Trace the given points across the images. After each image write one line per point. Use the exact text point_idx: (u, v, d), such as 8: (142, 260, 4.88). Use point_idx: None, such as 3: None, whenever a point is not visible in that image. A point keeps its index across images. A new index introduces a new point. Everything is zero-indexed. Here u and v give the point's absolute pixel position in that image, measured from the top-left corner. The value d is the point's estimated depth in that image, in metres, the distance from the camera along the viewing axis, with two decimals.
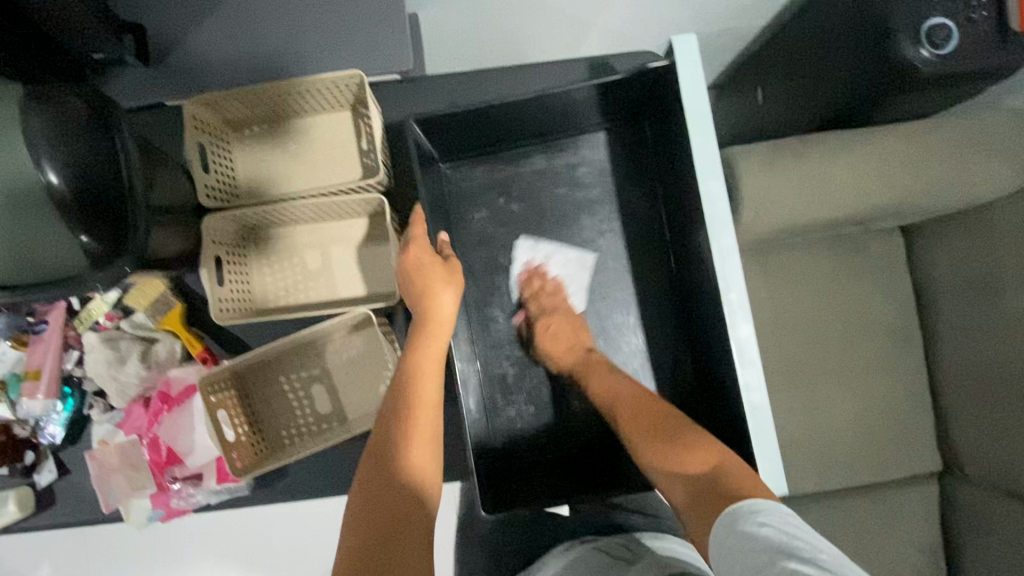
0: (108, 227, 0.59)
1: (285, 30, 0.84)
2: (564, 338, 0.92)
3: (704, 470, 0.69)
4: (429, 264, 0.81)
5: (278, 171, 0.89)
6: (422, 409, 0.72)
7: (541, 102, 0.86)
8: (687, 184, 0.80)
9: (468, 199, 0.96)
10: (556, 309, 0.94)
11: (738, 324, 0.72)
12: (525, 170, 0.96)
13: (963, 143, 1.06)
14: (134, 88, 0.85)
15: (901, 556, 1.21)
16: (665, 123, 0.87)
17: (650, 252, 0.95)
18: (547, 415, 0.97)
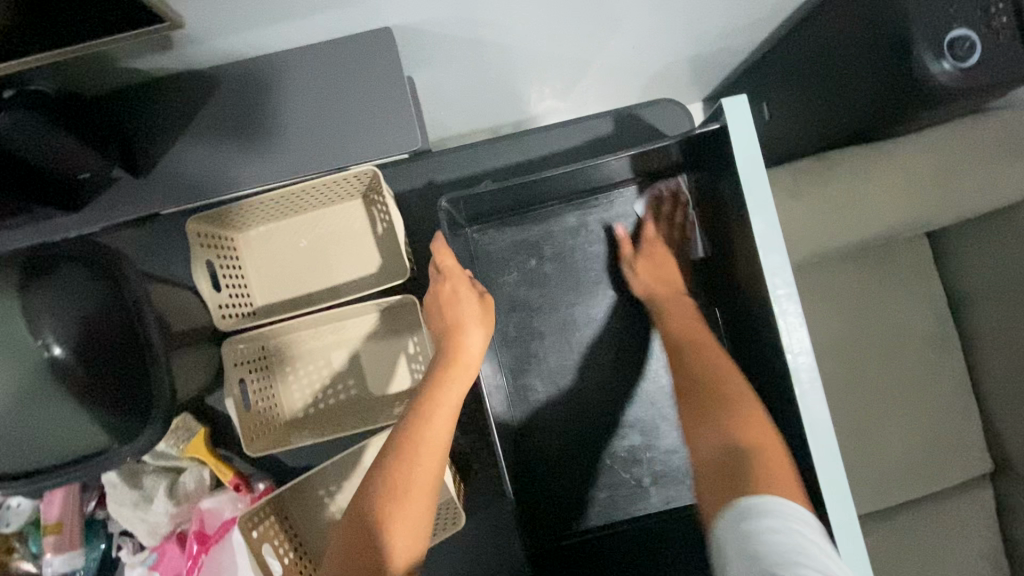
0: (132, 395, 0.55)
1: (279, 124, 0.78)
2: (663, 275, 0.85)
3: (742, 439, 0.64)
4: (453, 301, 0.72)
5: (292, 272, 0.84)
6: (425, 457, 0.62)
7: (577, 173, 0.80)
8: (731, 241, 0.76)
9: (498, 263, 0.88)
10: (664, 243, 0.88)
11: (807, 405, 0.65)
12: (557, 229, 0.89)
13: (983, 150, 1.04)
14: (120, 201, 0.79)
15: (967, 569, 1.15)
16: (704, 178, 0.80)
17: (694, 307, 0.88)
18: (591, 492, 0.86)
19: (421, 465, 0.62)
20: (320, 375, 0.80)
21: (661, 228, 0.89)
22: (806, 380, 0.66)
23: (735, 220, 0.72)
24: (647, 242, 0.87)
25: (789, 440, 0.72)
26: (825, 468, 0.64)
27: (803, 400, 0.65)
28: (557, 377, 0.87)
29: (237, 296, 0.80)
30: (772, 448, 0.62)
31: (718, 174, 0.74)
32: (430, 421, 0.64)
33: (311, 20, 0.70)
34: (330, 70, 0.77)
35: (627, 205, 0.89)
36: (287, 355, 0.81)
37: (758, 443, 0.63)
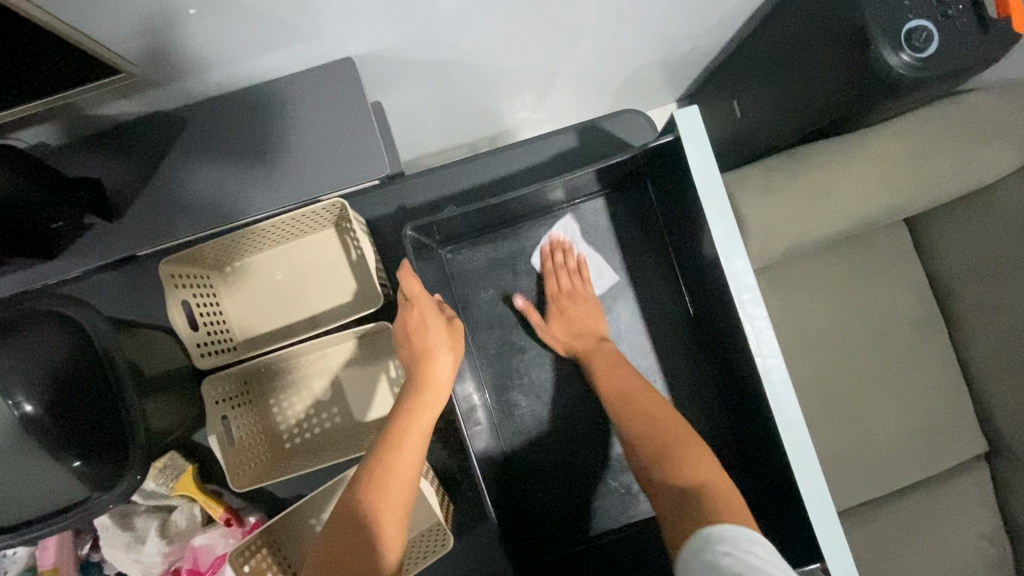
0: (107, 447, 0.56)
1: (246, 161, 0.79)
2: (581, 326, 0.85)
3: (691, 481, 0.64)
4: (423, 327, 0.72)
5: (270, 305, 0.84)
6: (400, 485, 0.64)
7: (545, 189, 0.81)
8: (698, 247, 0.77)
9: (474, 283, 0.89)
10: (575, 293, 0.88)
11: (782, 407, 0.66)
12: (529, 245, 0.90)
13: (950, 135, 1.05)
14: (96, 246, 0.80)
15: (968, 550, 1.15)
16: (668, 184, 0.81)
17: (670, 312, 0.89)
18: (580, 501, 0.87)
19: (393, 495, 0.63)
20: (303, 406, 0.81)
21: (560, 281, 0.88)
22: (779, 382, 0.67)
23: (700, 226, 0.73)
24: (558, 303, 0.87)
25: (770, 439, 0.72)
26: (804, 467, 0.65)
27: (778, 402, 0.66)
28: (539, 390, 0.88)
29: (217, 334, 0.81)
30: (721, 484, 0.63)
31: (679, 181, 0.75)
32: (402, 448, 0.66)
33: (268, 57, 0.71)
34: (292, 104, 0.78)
35: (596, 217, 0.90)
36: (270, 388, 0.81)
37: (708, 480, 0.64)
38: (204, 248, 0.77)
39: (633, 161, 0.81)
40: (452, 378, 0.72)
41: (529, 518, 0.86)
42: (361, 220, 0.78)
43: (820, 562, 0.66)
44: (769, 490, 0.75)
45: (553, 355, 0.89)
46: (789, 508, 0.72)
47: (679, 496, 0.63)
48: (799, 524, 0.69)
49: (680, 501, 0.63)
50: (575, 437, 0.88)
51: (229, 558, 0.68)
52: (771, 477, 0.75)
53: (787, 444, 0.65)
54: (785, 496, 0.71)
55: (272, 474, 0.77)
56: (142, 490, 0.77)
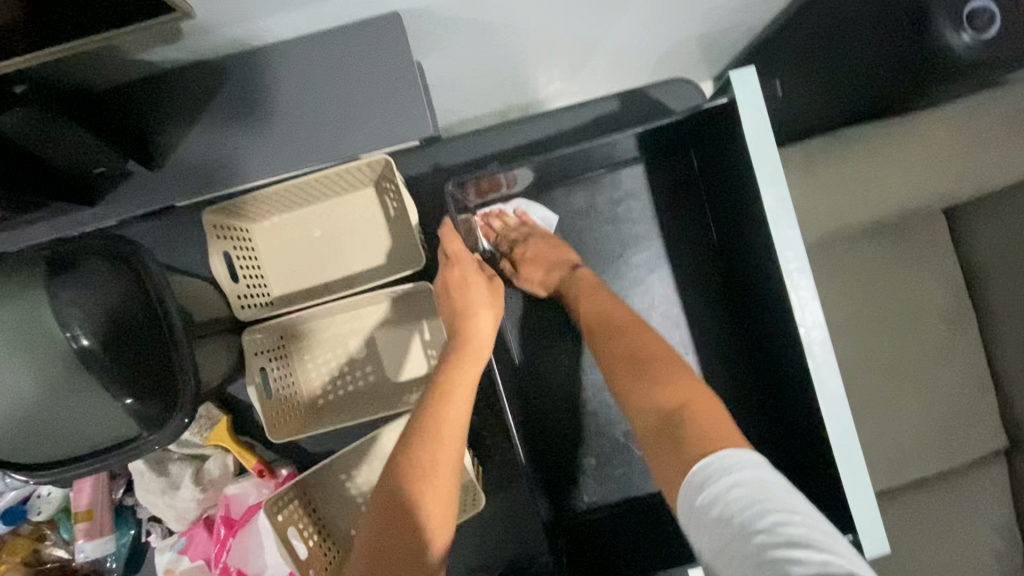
0: (158, 386, 0.56)
1: (288, 112, 0.78)
2: (545, 260, 0.84)
3: (668, 402, 0.62)
4: (467, 284, 0.74)
5: (306, 261, 0.84)
6: (448, 435, 0.63)
7: (588, 152, 0.79)
8: (741, 220, 0.75)
9: (509, 248, 0.88)
10: (529, 236, 0.86)
11: (822, 381, 0.65)
12: (567, 211, 0.89)
13: (999, 123, 1.02)
14: (136, 195, 0.80)
15: (982, 542, 1.15)
16: (713, 153, 0.79)
17: (706, 287, 0.88)
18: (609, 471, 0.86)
19: (445, 441, 0.63)
20: (336, 363, 0.82)
21: (510, 239, 0.88)
22: (821, 355, 0.66)
23: (747, 197, 0.71)
24: (516, 253, 0.85)
25: (806, 416, 0.72)
26: (841, 442, 0.65)
27: (819, 375, 0.65)
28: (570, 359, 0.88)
29: (254, 287, 0.81)
30: (701, 400, 0.61)
31: (728, 148, 0.74)
32: (451, 400, 0.65)
33: (320, 7, 0.70)
34: (338, 53, 0.76)
35: (635, 184, 0.88)
36: (304, 343, 0.81)
37: (686, 402, 0.62)
38: (246, 199, 0.76)
39: (679, 126, 0.79)
40: (494, 334, 0.72)
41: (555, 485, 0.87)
42: (403, 176, 0.77)
43: (852, 535, 0.66)
44: (803, 465, 0.75)
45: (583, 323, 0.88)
46: (819, 484, 0.72)
47: (653, 419, 0.62)
48: (832, 499, 0.69)
49: (659, 425, 0.61)
50: (599, 405, 0.87)
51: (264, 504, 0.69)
52: (802, 453, 0.76)
53: (826, 417, 0.65)
54: (819, 473, 0.71)
55: (307, 426, 0.78)
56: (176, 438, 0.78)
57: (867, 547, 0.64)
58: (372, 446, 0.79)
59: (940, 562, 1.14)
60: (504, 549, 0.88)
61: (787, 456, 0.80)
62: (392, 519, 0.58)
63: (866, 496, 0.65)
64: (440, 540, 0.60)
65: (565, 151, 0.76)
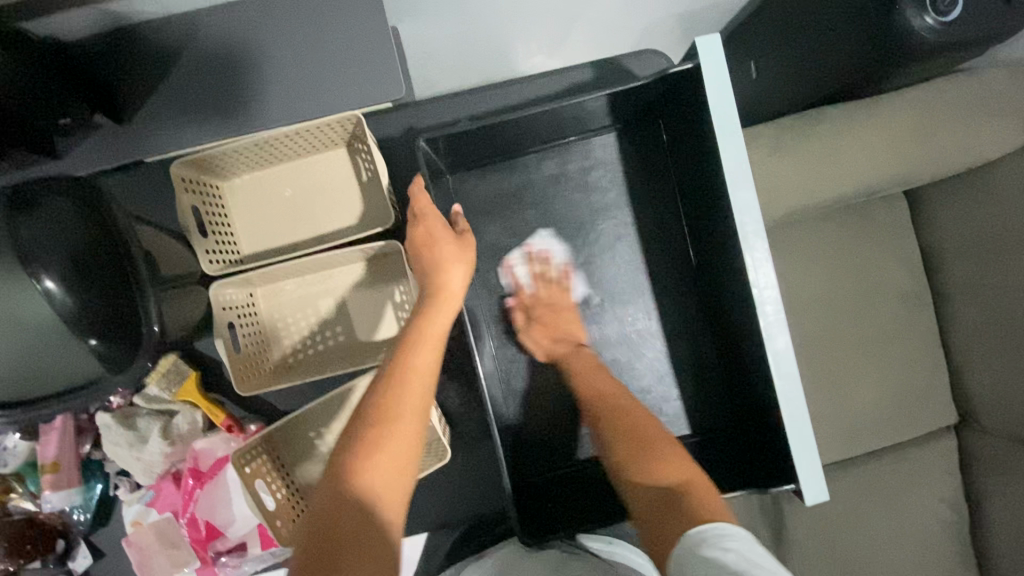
0: (118, 326, 0.57)
1: (259, 69, 0.77)
2: (559, 329, 0.87)
3: (672, 480, 0.64)
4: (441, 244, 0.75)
5: (278, 220, 0.84)
6: (414, 380, 0.64)
7: (557, 111, 0.80)
8: (706, 188, 0.77)
9: (480, 210, 0.89)
10: (553, 305, 0.88)
11: (772, 338, 0.69)
12: (537, 177, 0.90)
13: (960, 108, 1.05)
14: (102, 148, 0.80)
15: (928, 510, 1.22)
16: (680, 121, 0.81)
17: (671, 254, 0.90)
18: (572, 428, 0.89)
19: (411, 388, 0.64)
20: (307, 323, 0.82)
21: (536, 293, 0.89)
22: (771, 313, 0.69)
23: (710, 166, 0.74)
24: (533, 312, 0.88)
25: (758, 377, 0.75)
26: (790, 396, 0.68)
27: (769, 332, 0.69)
28: (537, 323, 0.90)
29: (224, 244, 0.81)
30: (701, 483, 0.63)
31: (693, 114, 0.76)
32: (418, 347, 0.67)
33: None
34: (312, 11, 0.77)
35: (606, 152, 0.90)
36: (275, 302, 0.82)
37: (688, 479, 0.64)
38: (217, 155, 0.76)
39: (648, 93, 0.81)
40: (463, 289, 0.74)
41: (514, 437, 0.89)
42: (373, 135, 0.77)
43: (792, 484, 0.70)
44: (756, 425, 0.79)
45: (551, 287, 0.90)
46: (768, 439, 0.76)
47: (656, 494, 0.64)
48: (778, 452, 0.73)
49: (659, 503, 0.63)
50: (562, 368, 0.89)
51: (231, 456, 0.70)
52: (754, 414, 0.80)
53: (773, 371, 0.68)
54: (770, 432, 0.75)
55: (276, 381, 0.79)
56: (144, 394, 0.79)
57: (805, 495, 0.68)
58: (341, 404, 0.80)
59: (890, 528, 1.21)
60: (473, 505, 0.91)
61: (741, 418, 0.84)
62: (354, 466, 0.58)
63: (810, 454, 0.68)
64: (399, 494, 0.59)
65: (536, 112, 0.78)
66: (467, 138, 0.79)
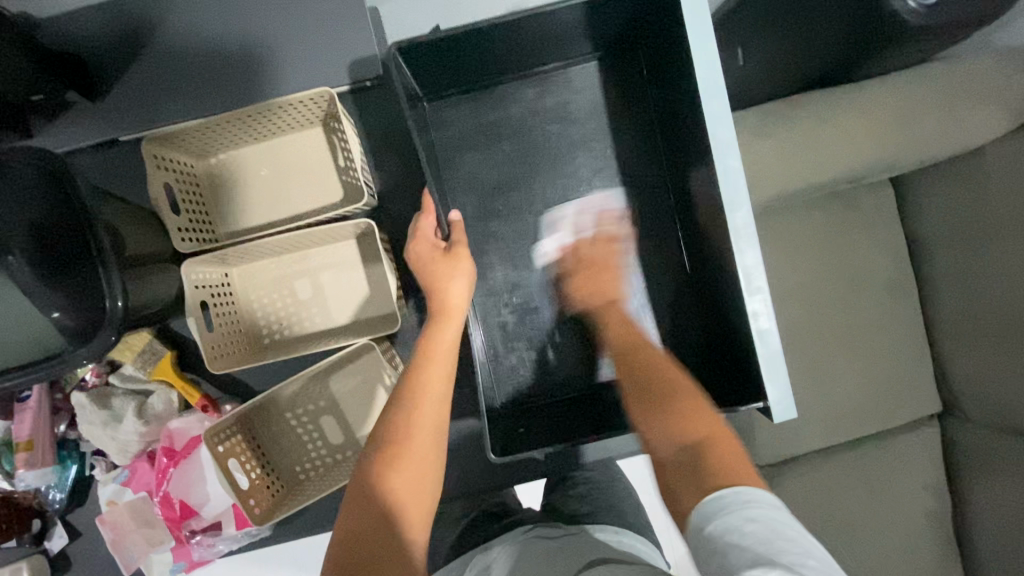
0: (82, 297, 0.56)
1: (235, 49, 0.78)
2: (597, 284, 0.85)
3: (695, 434, 0.60)
4: (432, 255, 0.74)
5: (253, 200, 0.84)
6: (430, 395, 0.62)
7: (530, 27, 0.79)
8: (692, 151, 0.78)
9: (459, 142, 0.92)
10: (601, 259, 0.87)
11: (742, 252, 0.71)
12: (515, 109, 0.92)
13: (946, 94, 1.04)
14: (77, 128, 0.79)
15: (911, 497, 1.23)
16: (660, 45, 0.81)
17: (650, 191, 0.92)
18: (550, 354, 0.92)
19: (426, 400, 0.62)
20: (283, 302, 0.82)
21: (585, 246, 0.88)
22: (742, 223, 0.71)
23: (694, 130, 0.75)
24: (578, 262, 0.87)
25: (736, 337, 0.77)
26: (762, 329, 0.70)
27: (740, 248, 0.71)
28: (513, 253, 0.93)
29: (199, 223, 0.80)
30: (726, 436, 0.59)
31: (675, 34, 0.74)
32: (429, 361, 0.65)
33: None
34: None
35: (586, 81, 0.91)
36: (251, 283, 0.82)
37: (709, 434, 0.59)
38: (186, 128, 0.74)
39: (624, 7, 0.79)
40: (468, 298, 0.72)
41: (490, 363, 0.92)
42: (346, 110, 0.76)
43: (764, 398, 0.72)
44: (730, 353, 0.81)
45: (529, 215, 0.92)
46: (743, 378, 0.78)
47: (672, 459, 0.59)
48: (750, 369, 0.76)
49: (680, 463, 0.58)
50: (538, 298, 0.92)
51: (203, 434, 0.71)
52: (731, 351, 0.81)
53: (743, 285, 0.72)
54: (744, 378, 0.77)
55: (251, 356, 0.79)
56: (118, 373, 0.79)
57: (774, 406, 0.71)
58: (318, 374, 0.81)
59: (872, 515, 1.21)
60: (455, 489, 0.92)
61: (718, 357, 0.86)
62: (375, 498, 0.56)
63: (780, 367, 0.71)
64: (418, 521, 0.57)
65: (513, 21, 0.76)
66: (437, 55, 0.78)
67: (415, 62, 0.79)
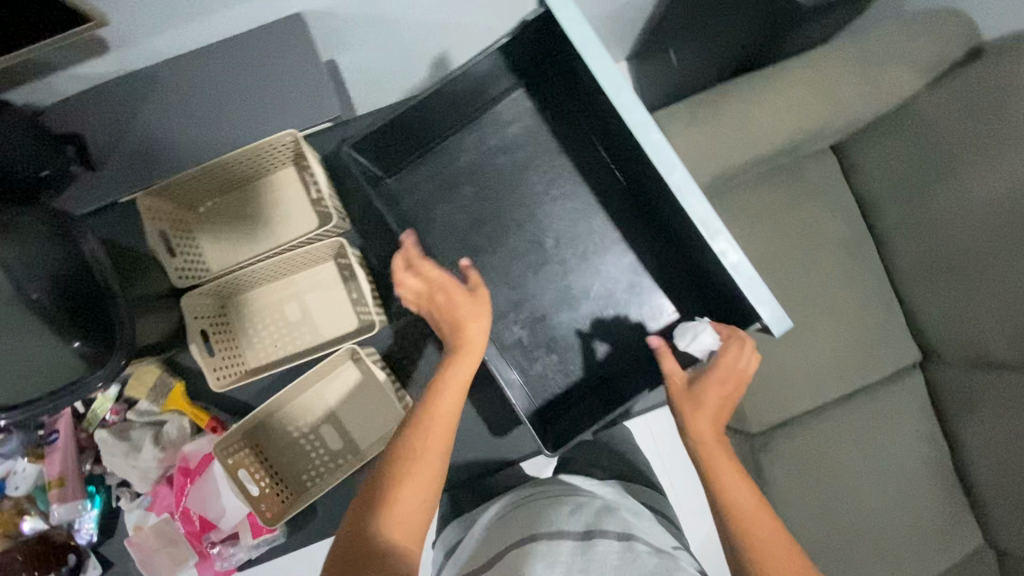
0: (97, 331, 0.69)
1: (211, 109, 0.90)
2: (711, 413, 0.80)
3: None
4: (455, 295, 0.77)
5: (239, 238, 0.95)
6: (438, 429, 0.67)
7: (451, 86, 0.90)
8: (622, 139, 0.87)
9: (421, 172, 1.01)
10: (728, 376, 0.80)
11: (690, 205, 0.79)
12: (462, 159, 1.01)
13: (862, 61, 1.13)
14: (86, 194, 0.91)
15: (903, 445, 1.27)
16: (567, 70, 0.94)
17: (597, 184, 1.01)
18: (567, 359, 0.99)
19: (435, 437, 0.66)
20: (274, 324, 0.91)
21: (730, 355, 0.81)
22: (681, 180, 0.80)
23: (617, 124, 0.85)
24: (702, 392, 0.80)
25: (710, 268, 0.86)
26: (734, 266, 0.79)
27: (688, 203, 0.79)
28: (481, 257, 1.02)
29: (191, 263, 0.90)
30: None
31: (569, 55, 0.89)
32: (442, 399, 0.69)
33: (233, 5, 0.82)
34: (253, 55, 0.89)
35: (515, 110, 1.01)
36: (242, 310, 0.91)
37: None
38: (175, 179, 0.86)
39: (529, 48, 0.91)
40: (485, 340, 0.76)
41: (522, 378, 0.99)
42: (309, 146, 0.88)
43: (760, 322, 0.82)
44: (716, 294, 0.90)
45: (491, 221, 1.01)
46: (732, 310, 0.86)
47: None
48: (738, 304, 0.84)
49: None
50: (541, 308, 1.00)
51: (215, 446, 0.80)
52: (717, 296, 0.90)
53: (704, 232, 0.79)
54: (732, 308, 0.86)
55: (252, 373, 0.88)
56: (135, 409, 0.88)
57: (764, 317, 0.79)
58: (343, 384, 0.89)
59: (868, 468, 1.25)
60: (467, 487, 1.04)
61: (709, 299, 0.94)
62: (369, 523, 0.61)
63: (764, 298, 0.79)
64: (414, 531, 0.62)
65: (452, 77, 0.88)
66: (385, 130, 0.90)
67: (365, 142, 0.91)
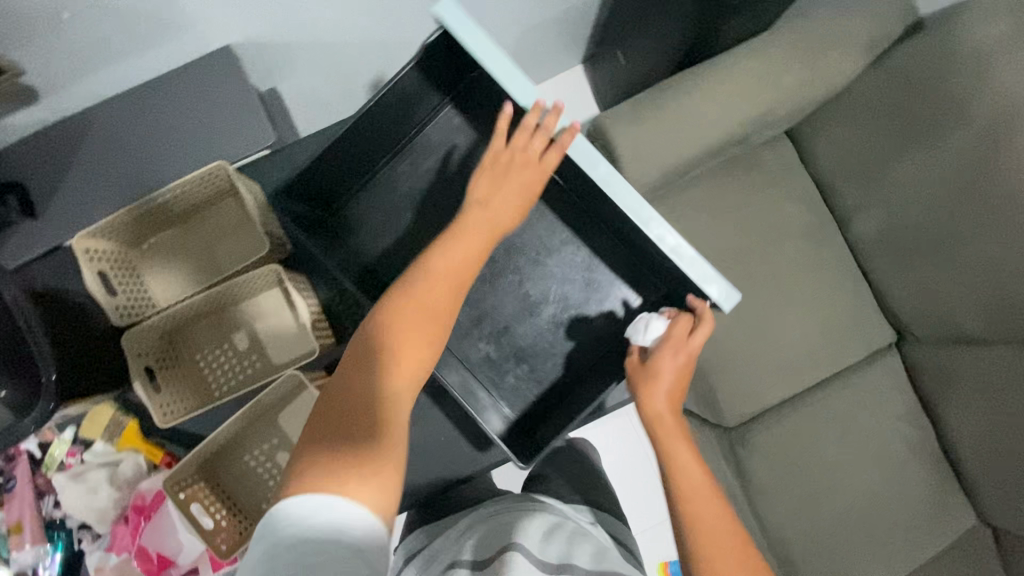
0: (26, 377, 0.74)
1: (146, 147, 0.91)
2: (670, 392, 0.84)
3: None
4: (509, 166, 0.81)
5: (185, 272, 0.95)
6: (430, 314, 0.72)
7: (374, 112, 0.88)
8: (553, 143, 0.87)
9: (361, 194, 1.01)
10: (680, 361, 0.85)
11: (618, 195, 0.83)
12: (398, 172, 1.01)
13: (807, 42, 1.11)
14: (32, 239, 0.89)
15: (883, 427, 1.25)
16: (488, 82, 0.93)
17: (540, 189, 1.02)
18: (535, 367, 1.01)
19: (427, 323, 0.71)
20: (223, 355, 0.91)
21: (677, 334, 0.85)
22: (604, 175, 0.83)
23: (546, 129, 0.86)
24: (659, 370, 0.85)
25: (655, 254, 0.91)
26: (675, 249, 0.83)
27: (615, 193, 0.82)
28: None
29: (135, 301, 0.91)
30: None
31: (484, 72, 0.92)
32: (439, 286, 0.73)
33: (158, 41, 0.84)
34: (184, 91, 0.91)
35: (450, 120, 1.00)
36: (190, 344, 0.91)
37: None
38: (111, 221, 0.84)
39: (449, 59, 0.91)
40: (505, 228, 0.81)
41: (493, 393, 1.00)
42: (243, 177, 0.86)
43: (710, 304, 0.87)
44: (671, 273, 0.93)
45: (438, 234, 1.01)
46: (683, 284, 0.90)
47: None
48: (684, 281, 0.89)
49: None
50: (503, 321, 1.01)
51: (164, 483, 0.80)
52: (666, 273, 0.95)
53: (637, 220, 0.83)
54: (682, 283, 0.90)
55: (200, 406, 0.87)
56: (91, 450, 0.89)
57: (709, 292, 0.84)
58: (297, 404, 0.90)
59: (849, 454, 1.23)
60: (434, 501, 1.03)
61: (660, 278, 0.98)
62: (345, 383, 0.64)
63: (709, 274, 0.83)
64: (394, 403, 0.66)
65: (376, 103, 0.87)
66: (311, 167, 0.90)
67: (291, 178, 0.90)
